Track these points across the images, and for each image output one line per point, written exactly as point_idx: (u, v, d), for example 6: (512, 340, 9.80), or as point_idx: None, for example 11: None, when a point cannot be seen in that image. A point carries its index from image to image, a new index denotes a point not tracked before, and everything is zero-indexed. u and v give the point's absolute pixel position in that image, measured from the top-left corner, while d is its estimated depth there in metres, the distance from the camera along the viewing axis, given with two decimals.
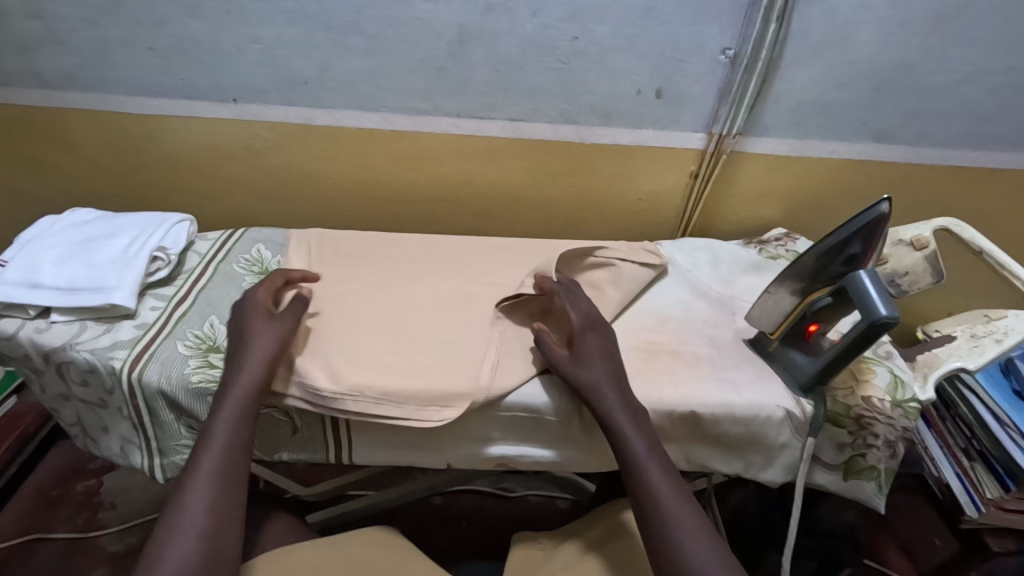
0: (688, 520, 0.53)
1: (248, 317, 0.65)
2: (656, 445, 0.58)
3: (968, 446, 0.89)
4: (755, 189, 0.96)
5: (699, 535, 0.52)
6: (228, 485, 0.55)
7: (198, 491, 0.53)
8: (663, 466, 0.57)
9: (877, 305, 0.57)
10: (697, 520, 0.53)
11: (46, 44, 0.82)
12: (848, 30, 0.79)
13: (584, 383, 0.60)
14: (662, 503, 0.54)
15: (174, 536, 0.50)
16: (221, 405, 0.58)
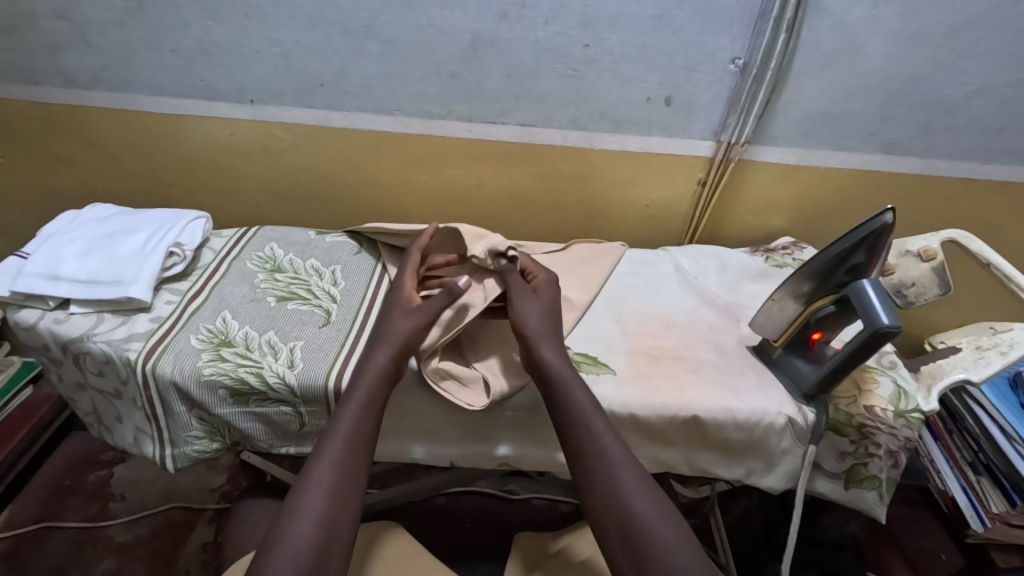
0: (627, 477, 0.55)
1: (390, 309, 0.67)
2: (594, 402, 0.60)
3: (975, 460, 0.88)
4: (764, 197, 0.96)
5: (638, 489, 0.54)
6: (350, 469, 0.55)
7: (322, 472, 0.54)
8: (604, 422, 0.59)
9: (880, 314, 0.57)
10: (635, 476, 0.55)
11: (72, 45, 0.85)
12: (858, 42, 0.79)
13: (532, 331, 0.64)
14: (606, 461, 0.56)
15: (297, 512, 0.51)
16: (350, 393, 0.60)
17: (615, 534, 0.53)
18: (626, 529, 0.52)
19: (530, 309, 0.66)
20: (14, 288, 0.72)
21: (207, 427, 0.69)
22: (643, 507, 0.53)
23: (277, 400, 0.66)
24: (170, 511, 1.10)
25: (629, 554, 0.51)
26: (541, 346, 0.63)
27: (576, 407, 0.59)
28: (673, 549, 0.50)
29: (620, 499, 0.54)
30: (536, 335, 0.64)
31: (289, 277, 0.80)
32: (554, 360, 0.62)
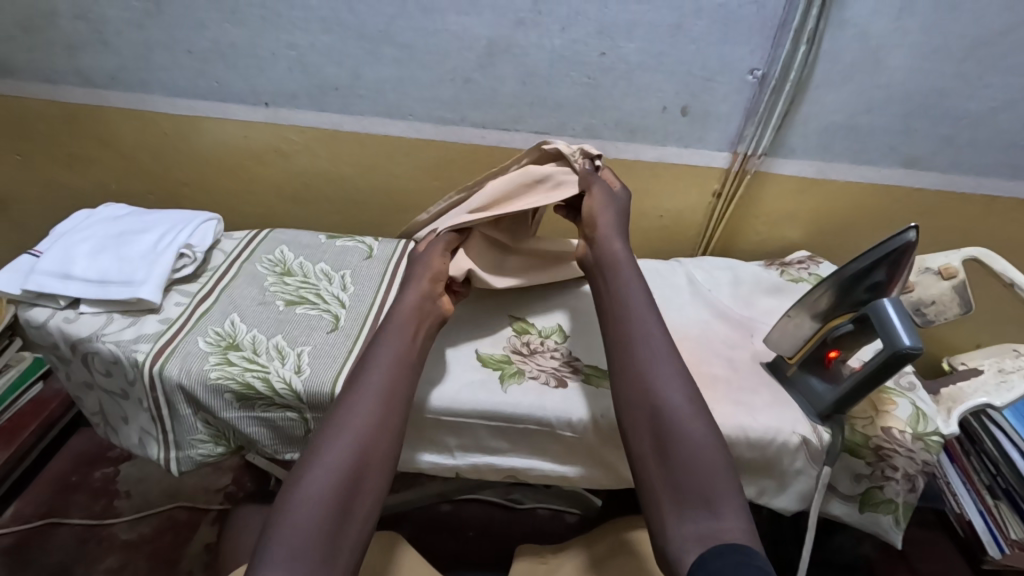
0: (665, 371, 0.57)
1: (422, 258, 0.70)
2: (645, 298, 0.63)
3: (993, 484, 0.87)
4: (779, 210, 0.95)
5: (672, 381, 0.56)
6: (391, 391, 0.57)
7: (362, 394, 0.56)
8: (651, 314, 0.61)
9: (900, 335, 0.56)
10: (673, 368, 0.57)
11: (91, 45, 0.86)
12: (880, 55, 0.78)
13: (600, 230, 0.69)
14: (647, 355, 0.58)
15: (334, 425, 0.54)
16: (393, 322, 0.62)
17: (643, 422, 0.54)
18: (656, 417, 0.54)
19: (601, 197, 0.72)
20: (26, 286, 0.72)
21: (212, 431, 0.69)
22: (676, 402, 0.54)
23: (283, 405, 0.65)
24: (175, 510, 1.10)
25: (653, 439, 0.53)
26: (607, 232, 0.69)
27: (628, 304, 0.62)
28: (700, 448, 0.51)
29: (651, 390, 0.55)
30: (603, 225, 0.69)
31: (298, 281, 0.79)
32: (616, 250, 0.67)
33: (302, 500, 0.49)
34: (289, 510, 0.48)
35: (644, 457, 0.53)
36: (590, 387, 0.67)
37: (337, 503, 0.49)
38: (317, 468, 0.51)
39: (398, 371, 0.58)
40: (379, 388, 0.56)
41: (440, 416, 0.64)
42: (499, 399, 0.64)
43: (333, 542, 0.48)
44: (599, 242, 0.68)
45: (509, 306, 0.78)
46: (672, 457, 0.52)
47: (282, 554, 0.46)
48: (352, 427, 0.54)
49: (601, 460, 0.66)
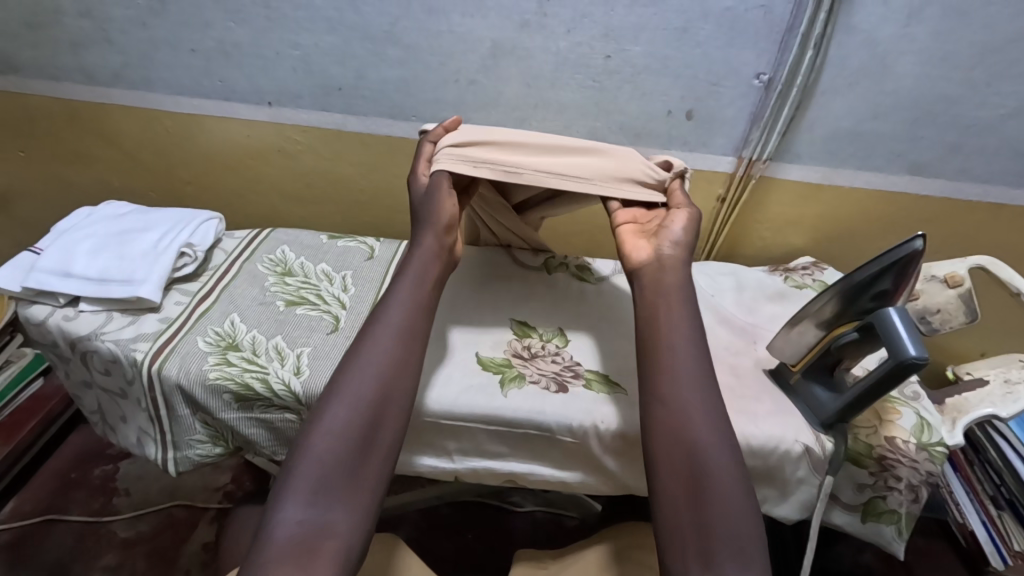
0: (709, 414, 0.54)
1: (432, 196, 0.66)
2: (698, 339, 0.58)
3: (996, 494, 0.88)
4: (784, 217, 0.94)
5: (713, 429, 0.53)
6: (407, 340, 0.57)
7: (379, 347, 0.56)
8: (696, 352, 0.57)
9: (906, 344, 0.55)
10: (716, 413, 0.54)
11: (95, 42, 0.85)
12: (888, 61, 0.77)
13: (671, 266, 0.63)
14: (693, 392, 0.55)
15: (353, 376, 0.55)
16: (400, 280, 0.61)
17: (680, 463, 0.51)
18: (695, 460, 0.51)
19: (686, 225, 0.66)
20: (26, 283, 0.72)
21: (210, 431, 0.68)
22: (716, 452, 0.51)
23: (282, 407, 0.65)
24: (173, 509, 1.09)
25: (688, 486, 0.50)
26: (675, 260, 0.63)
27: (681, 339, 0.58)
28: (735, 502, 0.49)
29: (690, 433, 0.52)
30: (678, 253, 0.64)
31: (299, 281, 0.79)
32: (675, 281, 0.62)
33: (325, 444, 0.51)
34: (311, 447, 0.51)
35: (673, 499, 0.50)
36: (591, 392, 0.66)
37: (355, 436, 0.51)
38: (335, 408, 0.53)
39: (412, 314, 0.59)
40: (393, 328, 0.58)
41: (439, 420, 0.64)
42: (498, 404, 0.64)
43: (354, 477, 0.50)
44: (662, 266, 0.63)
45: (509, 308, 0.77)
46: (706, 503, 0.49)
47: (303, 489, 0.48)
48: (367, 367, 0.55)
49: (601, 466, 0.66)
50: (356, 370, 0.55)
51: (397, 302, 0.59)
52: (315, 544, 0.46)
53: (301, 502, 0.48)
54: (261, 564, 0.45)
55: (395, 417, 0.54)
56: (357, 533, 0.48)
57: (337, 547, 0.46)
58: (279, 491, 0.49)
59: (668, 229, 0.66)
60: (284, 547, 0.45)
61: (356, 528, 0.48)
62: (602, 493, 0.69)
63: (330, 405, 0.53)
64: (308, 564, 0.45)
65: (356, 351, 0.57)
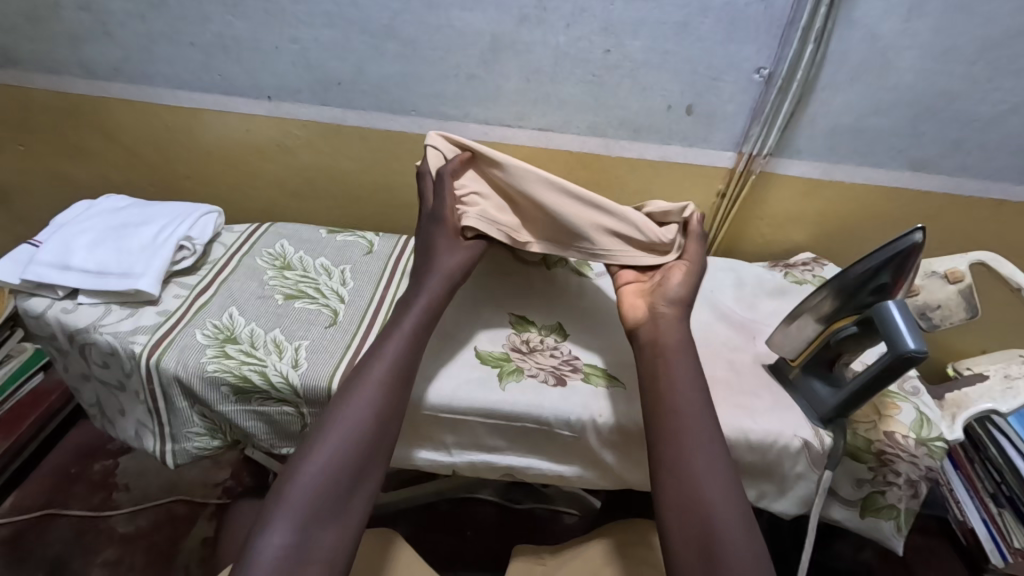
0: (717, 473, 0.52)
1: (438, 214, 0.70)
2: (704, 400, 0.57)
3: (996, 491, 0.89)
4: (784, 213, 0.94)
5: (724, 494, 0.51)
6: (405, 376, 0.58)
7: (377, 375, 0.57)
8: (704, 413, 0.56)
9: (905, 338, 0.55)
10: (726, 475, 0.52)
11: (95, 36, 0.85)
12: (889, 55, 0.77)
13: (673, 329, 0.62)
14: (700, 452, 0.53)
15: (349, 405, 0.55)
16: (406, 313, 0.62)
17: (690, 526, 0.50)
18: (705, 524, 0.49)
19: (686, 286, 0.67)
20: (25, 276, 0.72)
21: (208, 424, 0.68)
22: (727, 514, 0.50)
23: (279, 399, 0.64)
24: (173, 504, 1.09)
25: (699, 553, 0.48)
26: (670, 318, 0.64)
27: (686, 397, 0.57)
28: (748, 566, 0.47)
29: (700, 496, 0.51)
30: (678, 316, 0.64)
31: (298, 275, 0.79)
32: (677, 339, 0.62)
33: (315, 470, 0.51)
34: (302, 475, 0.51)
35: (684, 563, 0.49)
36: (589, 386, 0.66)
37: (347, 467, 0.52)
38: (329, 437, 0.53)
39: (410, 349, 0.60)
40: (392, 362, 0.58)
41: (437, 413, 0.63)
42: (496, 396, 0.64)
43: (342, 508, 0.50)
44: (658, 325, 0.64)
45: (508, 302, 0.77)
46: (718, 569, 0.47)
47: (291, 515, 0.48)
48: (364, 399, 0.55)
49: (600, 460, 0.66)
50: (352, 400, 0.55)
51: (398, 337, 0.60)
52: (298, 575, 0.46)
53: (288, 530, 0.48)
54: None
55: (385, 449, 0.55)
56: (338, 567, 0.48)
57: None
58: (266, 516, 0.49)
59: (665, 287, 0.67)
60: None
61: (337, 560, 0.49)
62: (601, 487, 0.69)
63: (324, 434, 0.53)
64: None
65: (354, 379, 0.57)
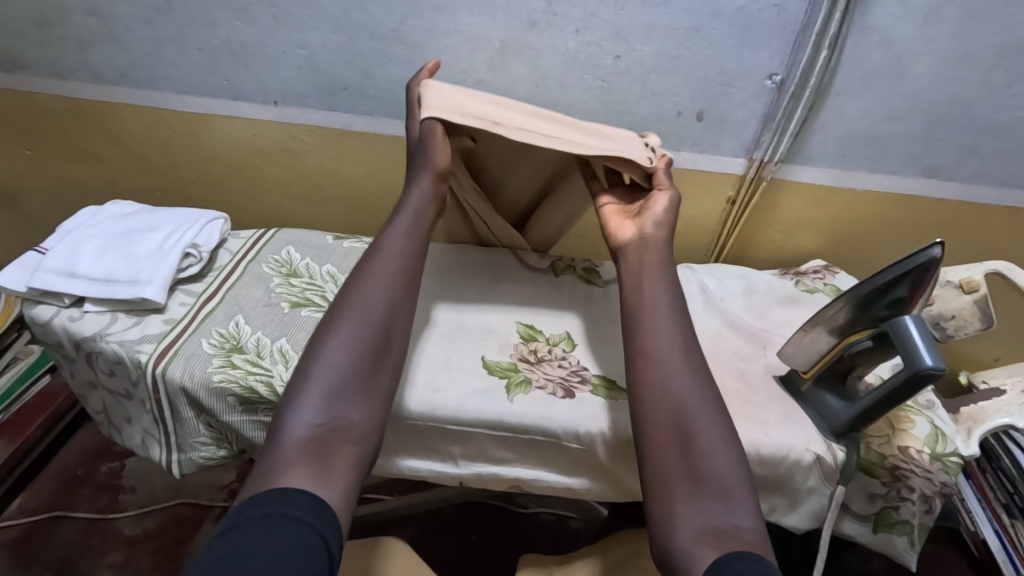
0: (693, 368, 0.56)
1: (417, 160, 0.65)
2: (678, 310, 0.60)
3: (1010, 502, 0.88)
4: (796, 218, 0.93)
5: (696, 386, 0.54)
6: (412, 263, 0.59)
7: (386, 261, 0.58)
8: (678, 323, 0.59)
9: (922, 354, 0.54)
10: (698, 372, 0.55)
11: (102, 41, 0.85)
12: (905, 61, 0.75)
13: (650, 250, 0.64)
14: (677, 350, 0.57)
15: (362, 291, 0.56)
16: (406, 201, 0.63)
17: (666, 413, 0.53)
18: (680, 411, 0.52)
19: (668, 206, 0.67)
20: (31, 283, 0.71)
21: (215, 433, 0.68)
22: (701, 405, 0.53)
23: None
24: (179, 507, 1.09)
25: (676, 437, 0.51)
26: (657, 240, 0.65)
27: (660, 301, 0.60)
28: (719, 444, 0.50)
29: (676, 391, 0.54)
30: (659, 233, 0.65)
31: (304, 283, 0.79)
32: (658, 255, 0.64)
33: (336, 348, 0.52)
34: (325, 358, 0.52)
35: (658, 449, 0.51)
36: (598, 398, 0.65)
37: (365, 354, 0.53)
38: (347, 321, 0.54)
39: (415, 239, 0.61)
40: (396, 254, 0.59)
41: (444, 425, 0.63)
42: (502, 408, 0.63)
43: (364, 387, 0.52)
44: (646, 244, 0.65)
45: (515, 310, 0.76)
46: (694, 453, 0.50)
47: (316, 395, 0.50)
48: (374, 288, 0.56)
49: (608, 473, 0.65)
50: (364, 289, 0.56)
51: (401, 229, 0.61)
52: (332, 447, 0.48)
53: (316, 408, 0.49)
54: (278, 463, 0.46)
55: (400, 332, 0.56)
56: (368, 440, 0.50)
57: (354, 452, 0.49)
58: (293, 397, 0.50)
59: (651, 211, 0.67)
60: (298, 446, 0.47)
61: (365, 435, 0.50)
62: (608, 499, 0.68)
63: (340, 319, 0.54)
64: (328, 463, 0.47)
65: (364, 268, 0.58)
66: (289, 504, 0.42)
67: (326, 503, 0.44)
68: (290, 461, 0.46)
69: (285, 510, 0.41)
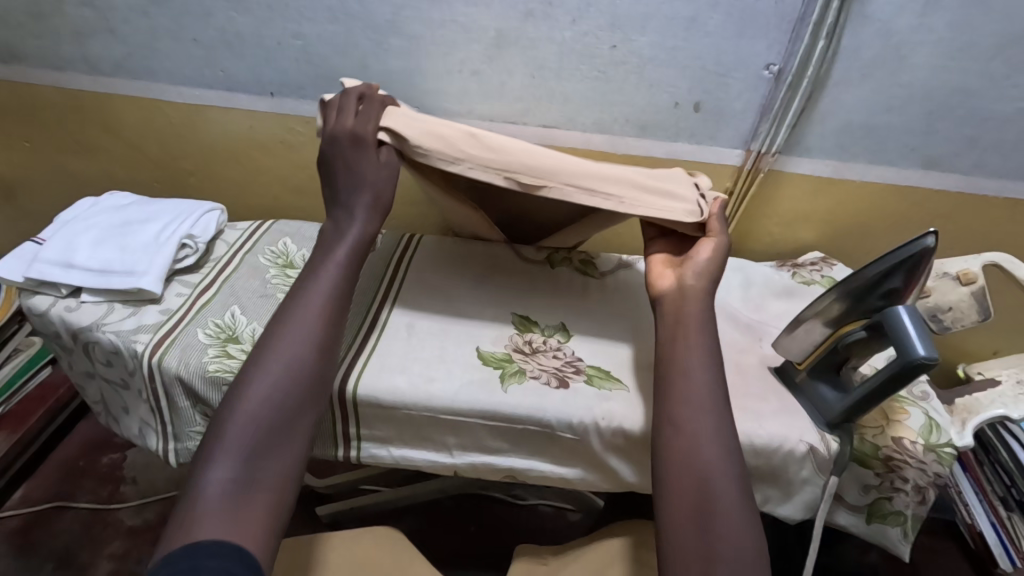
0: (722, 440, 0.54)
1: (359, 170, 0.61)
2: (715, 370, 0.58)
3: (1007, 495, 0.87)
4: (793, 211, 0.92)
5: (721, 457, 0.53)
6: (339, 308, 0.59)
7: (311, 306, 0.58)
8: (716, 386, 0.57)
9: (915, 344, 0.54)
10: (730, 442, 0.54)
11: (97, 32, 0.85)
12: (903, 51, 0.75)
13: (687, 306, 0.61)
14: (707, 416, 0.54)
15: (284, 339, 0.56)
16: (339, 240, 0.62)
17: (688, 485, 0.52)
18: (704, 484, 0.51)
19: (712, 258, 0.64)
20: (28, 274, 0.72)
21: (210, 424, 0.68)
22: (725, 479, 0.52)
23: None
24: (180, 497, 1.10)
25: (693, 512, 0.50)
26: (697, 292, 0.62)
27: (696, 361, 0.57)
28: (739, 523, 0.50)
29: (700, 461, 0.52)
30: (698, 284, 0.62)
31: None
32: (694, 311, 0.61)
33: (253, 401, 0.53)
34: (242, 410, 0.52)
35: (678, 525, 0.50)
36: (592, 388, 0.66)
37: (284, 404, 0.53)
38: (263, 373, 0.54)
39: (345, 279, 0.60)
40: (323, 294, 0.59)
41: (439, 414, 0.63)
42: (495, 398, 0.63)
43: (280, 436, 0.52)
44: (683, 295, 0.62)
45: (510, 302, 0.76)
46: (711, 529, 0.49)
47: (231, 449, 0.50)
48: (295, 335, 0.56)
49: (602, 463, 0.65)
50: (288, 332, 0.57)
51: (329, 267, 0.60)
52: (248, 498, 0.49)
53: (233, 462, 0.50)
54: (195, 519, 0.47)
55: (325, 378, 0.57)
56: (286, 488, 0.52)
57: (270, 500, 0.50)
58: (211, 449, 0.51)
59: (693, 261, 0.64)
60: (214, 502, 0.48)
61: (285, 482, 0.52)
62: (603, 490, 0.69)
63: (263, 367, 0.55)
64: (242, 518, 0.48)
65: (288, 313, 0.58)
66: (204, 562, 0.44)
67: (246, 556, 0.46)
68: (205, 519, 0.47)
69: (204, 562, 0.44)
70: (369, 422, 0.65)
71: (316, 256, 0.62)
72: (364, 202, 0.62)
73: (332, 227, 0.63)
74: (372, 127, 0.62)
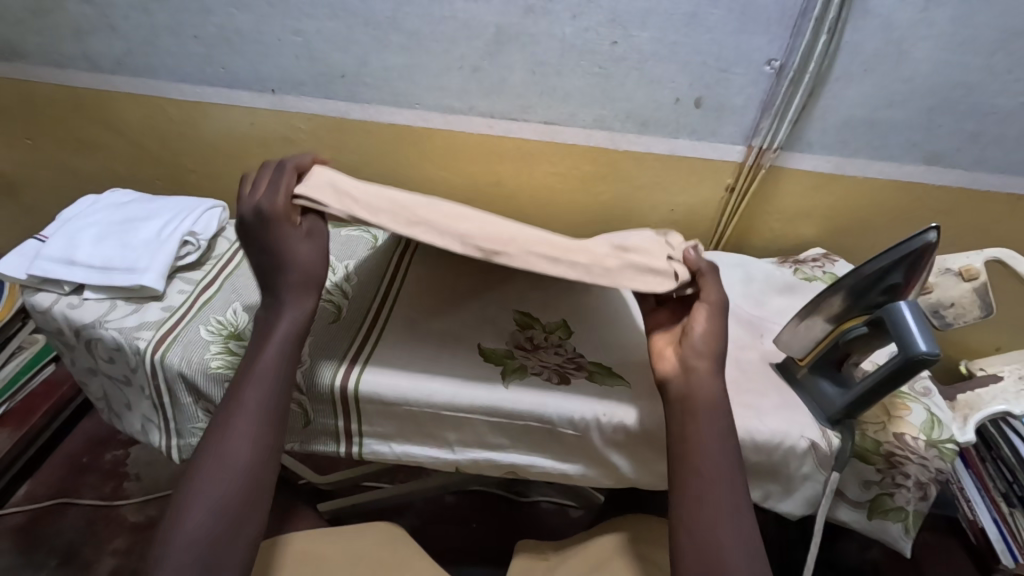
0: (745, 540, 0.50)
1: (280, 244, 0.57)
2: (732, 460, 0.54)
3: (1009, 491, 0.87)
4: (794, 207, 0.92)
5: (744, 559, 0.49)
6: (274, 412, 0.55)
7: (242, 417, 0.54)
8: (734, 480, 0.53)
9: (916, 340, 0.54)
10: (753, 541, 0.50)
11: (98, 29, 0.85)
12: (905, 46, 0.75)
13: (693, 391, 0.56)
14: (727, 516, 0.51)
15: (214, 459, 0.52)
16: (270, 339, 0.57)
17: None
18: None
19: (705, 328, 0.59)
20: (31, 271, 0.72)
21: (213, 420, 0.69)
22: None
23: None
24: None
25: None
26: (703, 373, 0.56)
27: (712, 453, 0.53)
28: None
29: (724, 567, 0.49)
30: (703, 364, 0.57)
31: None
32: (708, 399, 0.55)
33: (183, 536, 0.49)
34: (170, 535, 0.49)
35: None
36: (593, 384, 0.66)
37: (217, 536, 0.49)
38: (193, 502, 0.50)
39: (279, 382, 0.56)
40: (256, 403, 0.54)
41: (440, 410, 0.63)
42: (495, 394, 0.63)
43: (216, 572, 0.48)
44: (689, 382, 0.56)
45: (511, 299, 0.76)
46: None
47: None
48: (225, 454, 0.52)
49: (603, 459, 0.65)
50: (219, 448, 0.53)
51: (264, 359, 0.56)
52: None
53: None
54: None
55: (262, 495, 0.52)
56: None
57: None
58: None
59: (690, 337, 0.58)
60: None
61: None
62: (604, 486, 0.69)
63: (193, 495, 0.50)
64: None
65: (217, 428, 0.54)
66: None
67: None
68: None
69: None
70: (371, 418, 0.65)
71: (250, 357, 0.58)
72: (294, 286, 0.58)
73: (268, 313, 0.59)
74: (282, 198, 0.57)
